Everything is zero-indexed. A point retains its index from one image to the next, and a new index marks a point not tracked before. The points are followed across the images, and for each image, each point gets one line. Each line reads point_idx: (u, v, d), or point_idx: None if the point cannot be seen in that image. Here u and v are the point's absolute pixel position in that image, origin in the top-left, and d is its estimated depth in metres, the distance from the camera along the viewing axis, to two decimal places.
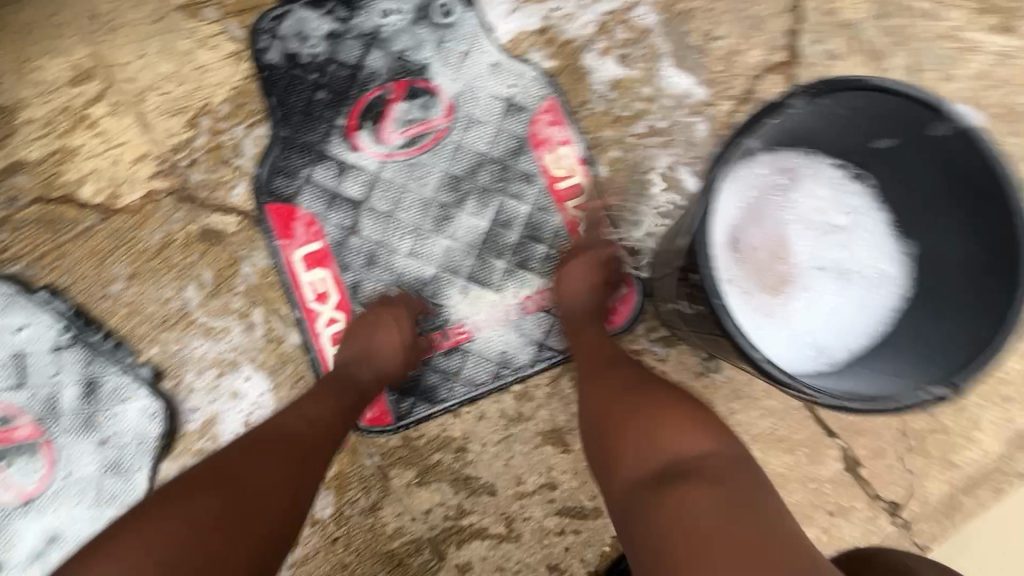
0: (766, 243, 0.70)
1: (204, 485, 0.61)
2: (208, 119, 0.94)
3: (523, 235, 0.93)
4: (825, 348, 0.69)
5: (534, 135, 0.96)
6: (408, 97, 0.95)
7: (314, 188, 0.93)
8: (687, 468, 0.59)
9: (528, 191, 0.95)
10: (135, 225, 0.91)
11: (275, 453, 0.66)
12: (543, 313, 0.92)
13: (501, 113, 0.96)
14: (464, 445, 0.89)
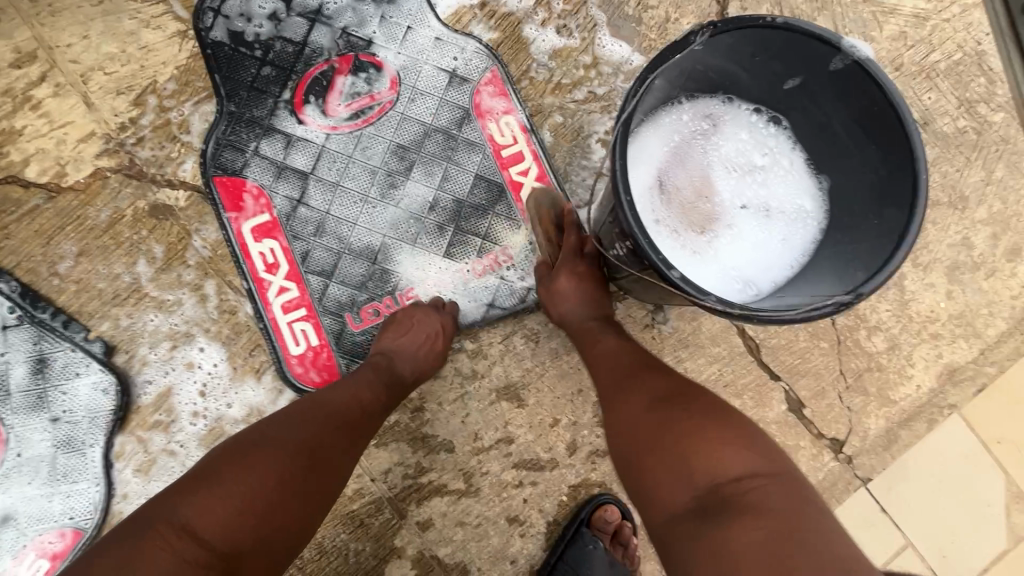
0: (692, 184, 0.74)
1: (273, 448, 0.61)
2: (154, 97, 0.95)
3: (469, 201, 0.96)
4: (752, 281, 0.73)
5: (477, 105, 0.98)
6: (351, 71, 0.97)
7: (259, 160, 0.94)
8: (734, 490, 0.55)
9: (472, 159, 0.97)
10: (82, 203, 0.91)
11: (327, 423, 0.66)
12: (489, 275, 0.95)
13: (445, 84, 0.98)
14: (420, 405, 0.91)
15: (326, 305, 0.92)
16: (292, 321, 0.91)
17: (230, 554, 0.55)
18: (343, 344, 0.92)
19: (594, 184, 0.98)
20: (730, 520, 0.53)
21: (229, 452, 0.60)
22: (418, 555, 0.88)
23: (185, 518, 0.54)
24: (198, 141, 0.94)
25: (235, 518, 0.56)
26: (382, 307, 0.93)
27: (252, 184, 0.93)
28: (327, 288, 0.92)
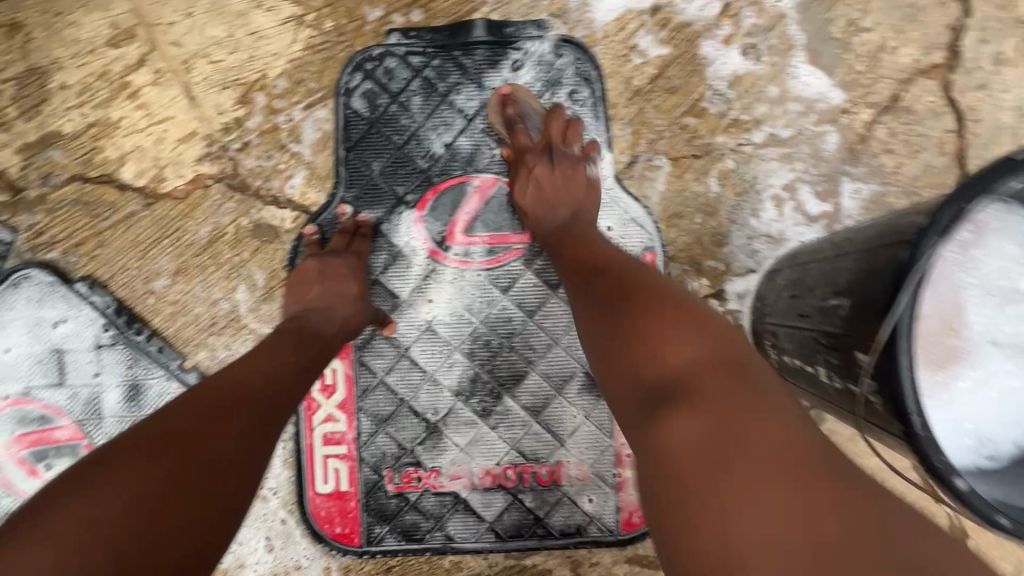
0: (936, 310, 0.58)
1: (135, 460, 0.46)
2: (263, 95, 0.82)
3: (563, 376, 0.82)
4: (990, 440, 0.58)
5: (597, 217, 0.82)
6: (489, 160, 0.82)
7: (377, 232, 0.82)
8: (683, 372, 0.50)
9: None
10: (181, 214, 0.81)
11: (191, 404, 0.52)
12: (563, 472, 0.82)
13: (598, 193, 0.82)
14: (539, 481, 0.82)
15: (370, 456, 0.82)
16: (329, 454, 0.82)
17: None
18: (373, 499, 0.82)
19: (762, 248, 0.82)
20: (670, 411, 0.48)
21: (113, 458, 0.47)
22: None
23: (25, 567, 0.40)
24: (311, 152, 0.82)
25: (75, 554, 0.41)
26: (428, 479, 0.82)
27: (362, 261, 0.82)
28: (376, 437, 0.82)
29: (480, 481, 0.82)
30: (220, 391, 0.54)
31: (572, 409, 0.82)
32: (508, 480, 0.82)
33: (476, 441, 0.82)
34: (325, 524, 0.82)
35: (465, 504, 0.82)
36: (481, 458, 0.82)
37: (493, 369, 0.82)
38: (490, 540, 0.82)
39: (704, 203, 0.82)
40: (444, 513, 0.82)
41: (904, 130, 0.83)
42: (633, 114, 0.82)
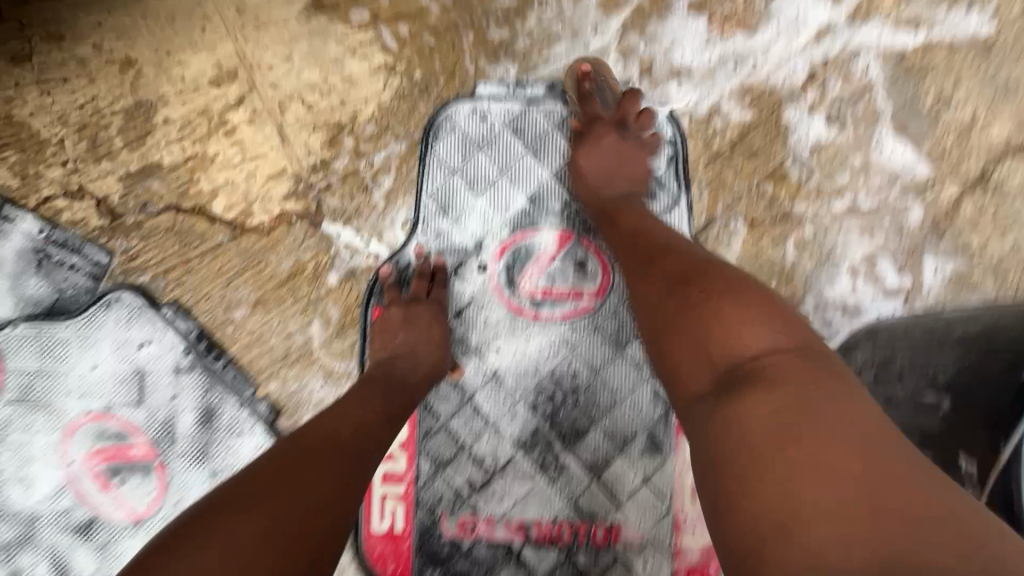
0: None
1: (231, 511, 0.48)
2: (350, 138, 0.85)
3: (623, 435, 0.82)
4: None
5: None
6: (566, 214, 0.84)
7: (452, 278, 0.84)
8: (756, 361, 0.49)
9: (648, 354, 0.82)
10: (264, 247, 0.84)
11: (286, 457, 0.54)
12: (617, 535, 0.81)
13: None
14: (593, 542, 0.82)
15: (427, 498, 0.83)
16: (387, 494, 0.84)
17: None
18: (426, 542, 0.83)
19: (835, 319, 0.81)
20: (747, 391, 0.47)
21: (211, 513, 0.49)
22: None
23: None
24: (390, 196, 0.84)
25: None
26: (482, 527, 0.82)
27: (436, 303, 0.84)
28: (435, 480, 0.83)
29: (534, 535, 0.82)
30: (312, 444, 0.56)
31: (632, 470, 0.81)
32: (562, 535, 0.82)
33: (531, 492, 0.82)
34: (377, 563, 0.83)
35: (517, 558, 0.82)
36: (535, 510, 0.82)
37: (556, 422, 0.82)
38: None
39: (780, 269, 0.81)
40: (496, 565, 0.82)
41: (992, 208, 0.80)
42: (711, 177, 0.82)
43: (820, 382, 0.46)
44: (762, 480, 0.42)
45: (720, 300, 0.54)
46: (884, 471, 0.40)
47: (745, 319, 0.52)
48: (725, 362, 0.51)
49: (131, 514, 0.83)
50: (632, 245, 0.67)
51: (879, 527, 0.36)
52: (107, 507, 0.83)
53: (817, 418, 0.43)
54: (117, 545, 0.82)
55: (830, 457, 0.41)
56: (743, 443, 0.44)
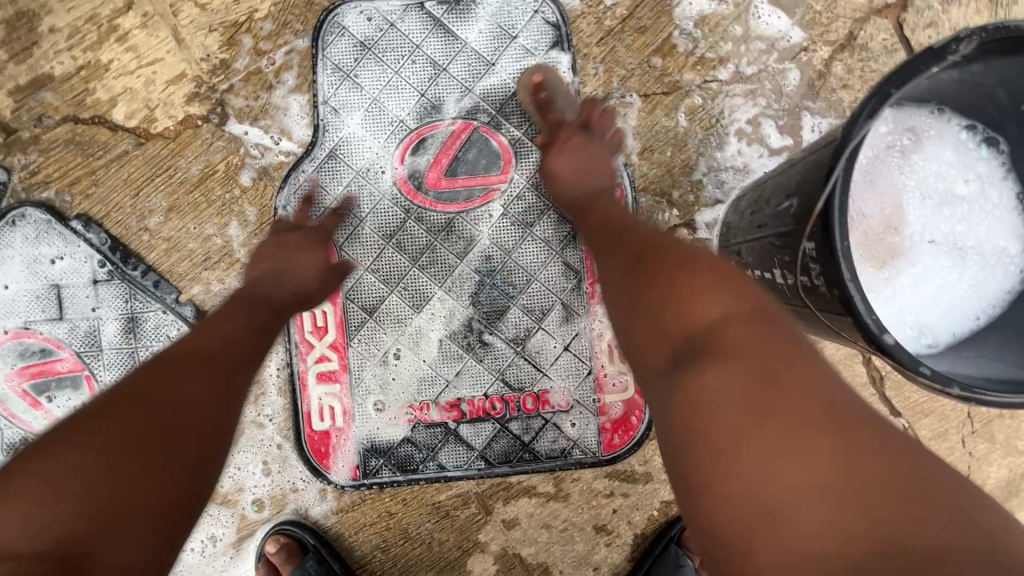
0: (881, 211, 0.63)
1: (93, 422, 0.49)
2: (249, 37, 0.85)
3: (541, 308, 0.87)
4: (928, 329, 0.64)
5: None
6: (464, 105, 0.86)
7: (360, 181, 0.86)
8: (709, 330, 0.48)
9: (559, 231, 0.87)
10: (172, 152, 0.84)
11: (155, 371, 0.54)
12: (543, 406, 0.87)
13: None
14: (524, 412, 0.87)
15: (363, 392, 0.87)
16: (324, 393, 0.86)
17: (76, 542, 0.43)
18: (367, 436, 0.86)
19: (728, 179, 0.87)
20: (704, 362, 0.46)
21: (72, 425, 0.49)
22: (500, 552, 0.87)
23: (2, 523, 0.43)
24: (295, 94, 0.85)
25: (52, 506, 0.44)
26: (419, 414, 0.86)
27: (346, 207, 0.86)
28: (368, 375, 0.87)
29: (468, 413, 0.87)
30: (185, 358, 0.57)
31: (552, 339, 0.87)
32: (495, 409, 0.87)
33: (463, 373, 0.87)
34: (322, 460, 0.86)
35: (454, 439, 0.86)
36: (467, 389, 0.87)
37: (477, 304, 0.87)
38: (478, 466, 0.86)
39: (674, 137, 0.87)
40: (435, 447, 0.86)
41: (860, 66, 0.88)
42: (604, 54, 0.86)
43: (784, 351, 0.46)
44: (720, 459, 0.42)
45: (676, 283, 0.53)
46: (847, 439, 0.40)
47: (703, 295, 0.51)
48: (681, 331, 0.50)
49: None
50: (601, 230, 0.68)
51: (851, 532, 0.36)
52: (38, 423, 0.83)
53: (788, 383, 0.43)
54: None
55: (779, 438, 0.40)
56: (693, 421, 0.45)
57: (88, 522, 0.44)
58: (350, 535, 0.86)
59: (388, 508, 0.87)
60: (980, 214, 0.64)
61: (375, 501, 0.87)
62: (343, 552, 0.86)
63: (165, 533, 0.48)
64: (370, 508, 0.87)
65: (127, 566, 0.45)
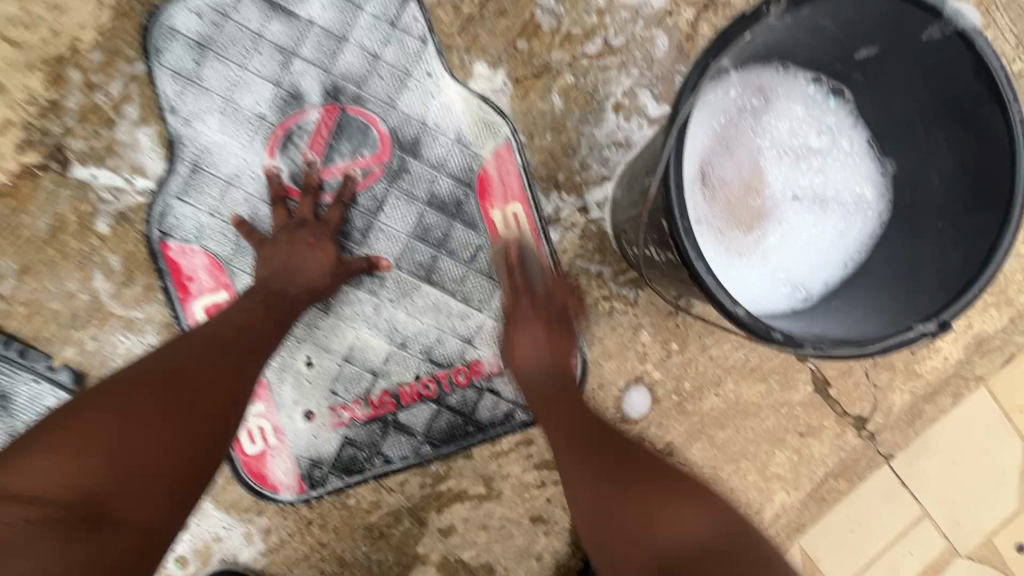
0: (739, 174, 0.64)
1: (130, 388, 0.57)
2: (77, 71, 0.77)
3: (455, 283, 0.84)
4: (802, 283, 0.64)
5: (442, 121, 0.83)
6: (325, 87, 0.81)
7: (233, 190, 0.80)
8: (703, 551, 0.55)
9: (457, 208, 0.84)
10: (13, 208, 0.77)
11: (175, 365, 0.60)
12: (477, 382, 0.85)
13: (440, 96, 0.83)
14: (459, 390, 0.85)
15: (289, 405, 0.83)
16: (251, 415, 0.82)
17: (97, 496, 0.51)
18: (306, 448, 0.83)
19: (611, 156, 0.86)
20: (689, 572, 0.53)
21: (104, 393, 0.57)
22: (442, 560, 0.86)
23: (46, 465, 0.51)
24: (140, 126, 0.79)
25: (83, 462, 0.51)
26: (355, 412, 0.84)
27: (225, 218, 0.80)
28: (290, 385, 0.83)
29: (403, 401, 0.84)
30: (200, 352, 0.63)
31: (474, 310, 0.85)
32: (429, 390, 0.85)
33: (390, 360, 0.84)
34: (264, 484, 0.82)
35: (393, 435, 0.84)
36: (398, 376, 0.84)
37: (392, 291, 0.83)
38: (425, 451, 0.85)
39: (552, 119, 0.85)
40: (375, 445, 0.84)
41: (725, 23, 0.87)
42: (468, 42, 0.84)
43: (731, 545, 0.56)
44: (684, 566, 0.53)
45: (651, 502, 0.60)
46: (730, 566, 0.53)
47: (679, 510, 0.59)
48: (667, 548, 0.55)
49: None
50: (547, 418, 0.73)
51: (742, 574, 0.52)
52: None
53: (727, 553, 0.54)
54: None
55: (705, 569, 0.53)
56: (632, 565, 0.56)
57: (109, 478, 0.52)
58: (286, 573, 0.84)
59: (319, 539, 0.84)
60: (833, 162, 0.65)
61: (304, 534, 0.84)
62: None
63: (172, 500, 0.55)
64: (301, 542, 0.84)
65: (140, 516, 0.53)
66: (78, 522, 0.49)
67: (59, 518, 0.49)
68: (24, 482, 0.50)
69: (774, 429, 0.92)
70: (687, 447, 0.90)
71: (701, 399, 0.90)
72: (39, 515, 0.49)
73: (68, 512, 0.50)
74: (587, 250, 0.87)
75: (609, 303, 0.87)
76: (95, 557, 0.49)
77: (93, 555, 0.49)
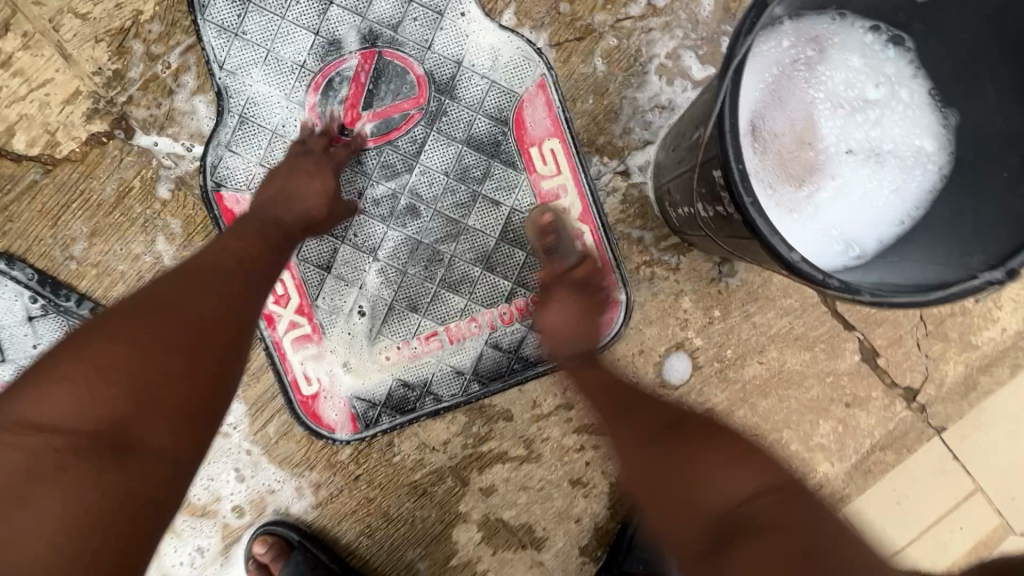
0: (789, 127, 0.62)
1: (135, 315, 0.53)
2: (139, 43, 0.81)
3: (497, 224, 0.85)
4: (853, 240, 0.63)
5: (477, 61, 0.84)
6: (362, 34, 0.83)
7: (278, 139, 0.82)
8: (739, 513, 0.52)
9: (495, 150, 0.85)
10: (83, 175, 0.82)
11: (183, 285, 0.57)
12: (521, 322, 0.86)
13: (474, 35, 0.84)
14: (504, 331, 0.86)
15: (339, 345, 0.85)
16: (304, 358, 0.85)
17: (123, 426, 0.49)
18: (359, 389, 0.86)
19: (654, 120, 0.85)
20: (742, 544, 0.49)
21: (112, 319, 0.53)
22: (483, 519, 0.88)
23: (55, 400, 0.49)
24: (198, 95, 0.82)
25: (101, 392, 0.49)
26: (404, 352, 0.86)
27: (273, 168, 0.82)
28: (341, 326, 0.85)
29: (450, 339, 0.86)
30: (207, 269, 0.59)
31: (517, 251, 0.86)
32: (475, 330, 0.86)
33: (435, 300, 0.85)
34: (318, 423, 0.85)
35: (440, 378, 0.86)
36: (442, 317, 0.86)
37: (437, 234, 0.85)
38: (473, 390, 0.86)
39: (594, 83, 0.85)
40: (423, 385, 0.86)
41: None
42: (511, 8, 0.84)
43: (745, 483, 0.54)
44: None
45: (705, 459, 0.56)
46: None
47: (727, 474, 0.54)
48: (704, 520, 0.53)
49: None
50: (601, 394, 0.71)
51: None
52: None
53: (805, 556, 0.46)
54: None
55: None
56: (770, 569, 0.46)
57: (131, 407, 0.50)
58: (334, 526, 0.88)
59: (366, 494, 0.88)
60: (892, 114, 0.63)
61: (352, 489, 0.88)
62: (328, 543, 0.87)
63: (199, 425, 0.53)
64: (349, 496, 0.88)
65: (164, 445, 0.50)
66: (106, 450, 0.48)
67: (78, 450, 0.48)
68: (43, 414, 0.48)
69: (819, 399, 0.90)
70: (728, 414, 0.89)
71: (743, 366, 0.89)
72: (65, 444, 0.48)
73: (93, 442, 0.48)
74: (628, 216, 0.87)
75: (651, 269, 0.87)
76: (138, 481, 0.49)
77: (131, 481, 0.48)
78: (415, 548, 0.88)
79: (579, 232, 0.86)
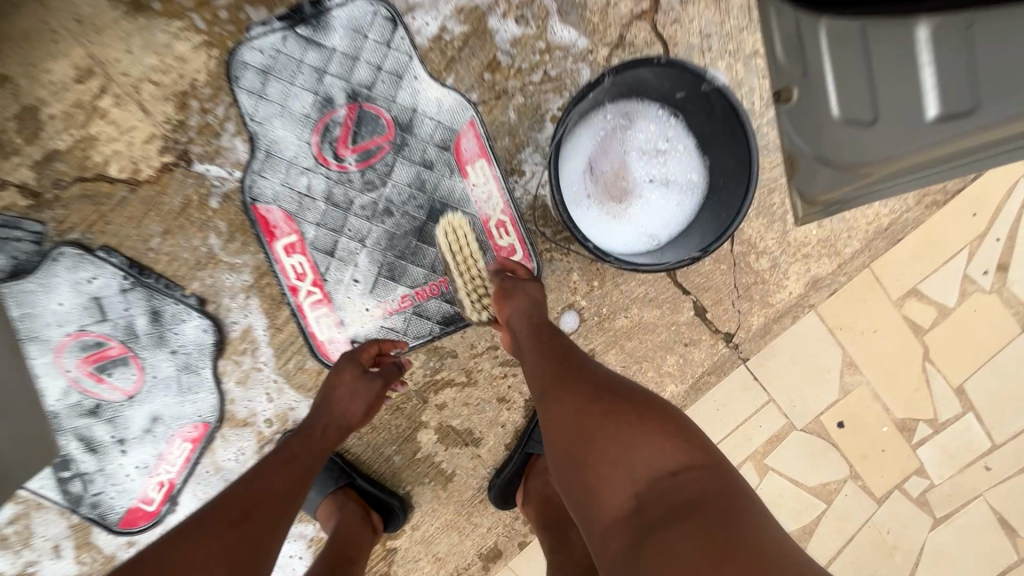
0: (613, 167, 1.04)
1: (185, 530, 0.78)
2: (195, 101, 1.18)
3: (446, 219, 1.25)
4: (655, 235, 1.05)
5: (428, 111, 1.23)
6: (347, 92, 1.21)
7: (294, 166, 1.21)
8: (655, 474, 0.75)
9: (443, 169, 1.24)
10: (158, 191, 1.19)
11: (220, 511, 0.82)
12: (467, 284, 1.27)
13: (424, 92, 1.23)
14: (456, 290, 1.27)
15: (341, 304, 1.25)
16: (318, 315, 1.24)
17: None
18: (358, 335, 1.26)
19: None
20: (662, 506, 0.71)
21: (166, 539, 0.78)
22: (438, 425, 1.30)
23: None
24: (236, 136, 1.20)
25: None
26: (386, 307, 1.26)
27: (291, 186, 1.21)
28: (342, 292, 1.24)
29: (418, 297, 1.26)
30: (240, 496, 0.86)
31: (461, 236, 1.26)
32: (435, 290, 1.26)
33: (406, 271, 1.26)
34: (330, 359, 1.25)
35: (414, 324, 1.27)
36: (412, 282, 1.26)
37: (406, 228, 1.25)
38: (435, 331, 1.27)
39: (509, 127, 1.25)
40: (400, 330, 1.26)
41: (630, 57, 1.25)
42: (451, 76, 1.23)
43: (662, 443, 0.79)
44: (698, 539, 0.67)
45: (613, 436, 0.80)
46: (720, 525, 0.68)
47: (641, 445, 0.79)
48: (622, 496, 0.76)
49: (124, 392, 1.22)
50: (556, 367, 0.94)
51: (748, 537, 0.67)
52: (106, 392, 1.21)
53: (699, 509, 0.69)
54: (123, 414, 1.22)
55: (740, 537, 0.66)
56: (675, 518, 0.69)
57: None
58: None
59: None
60: (675, 157, 1.04)
61: None
62: None
63: None
64: None
65: None
66: None
67: None
68: None
69: (666, 340, 1.33)
70: (605, 352, 1.32)
71: (614, 319, 1.31)
72: None
73: None
74: (534, 217, 1.27)
75: (550, 253, 1.28)
76: None
77: None
78: (391, 445, 1.29)
79: (502, 221, 1.26)
